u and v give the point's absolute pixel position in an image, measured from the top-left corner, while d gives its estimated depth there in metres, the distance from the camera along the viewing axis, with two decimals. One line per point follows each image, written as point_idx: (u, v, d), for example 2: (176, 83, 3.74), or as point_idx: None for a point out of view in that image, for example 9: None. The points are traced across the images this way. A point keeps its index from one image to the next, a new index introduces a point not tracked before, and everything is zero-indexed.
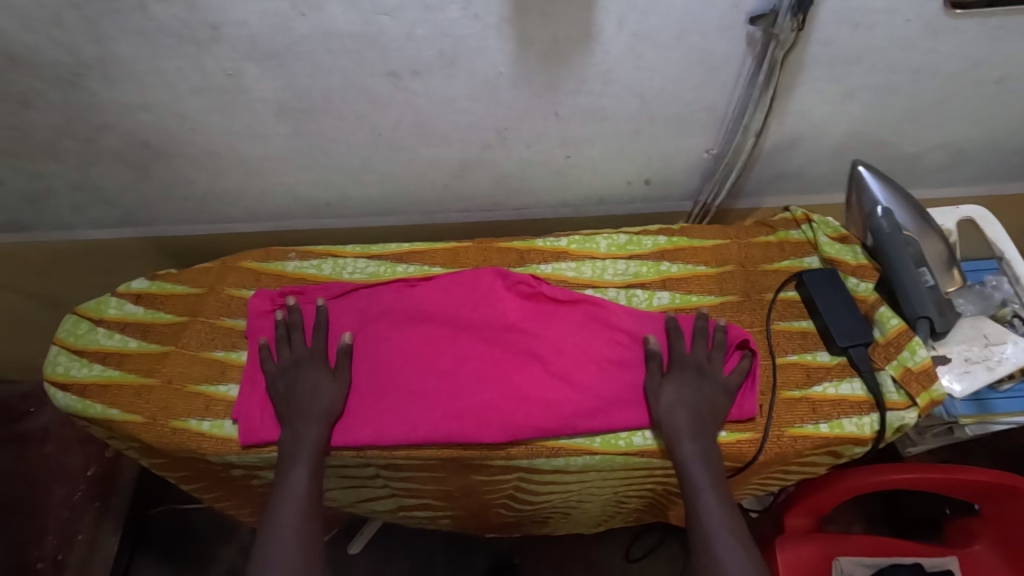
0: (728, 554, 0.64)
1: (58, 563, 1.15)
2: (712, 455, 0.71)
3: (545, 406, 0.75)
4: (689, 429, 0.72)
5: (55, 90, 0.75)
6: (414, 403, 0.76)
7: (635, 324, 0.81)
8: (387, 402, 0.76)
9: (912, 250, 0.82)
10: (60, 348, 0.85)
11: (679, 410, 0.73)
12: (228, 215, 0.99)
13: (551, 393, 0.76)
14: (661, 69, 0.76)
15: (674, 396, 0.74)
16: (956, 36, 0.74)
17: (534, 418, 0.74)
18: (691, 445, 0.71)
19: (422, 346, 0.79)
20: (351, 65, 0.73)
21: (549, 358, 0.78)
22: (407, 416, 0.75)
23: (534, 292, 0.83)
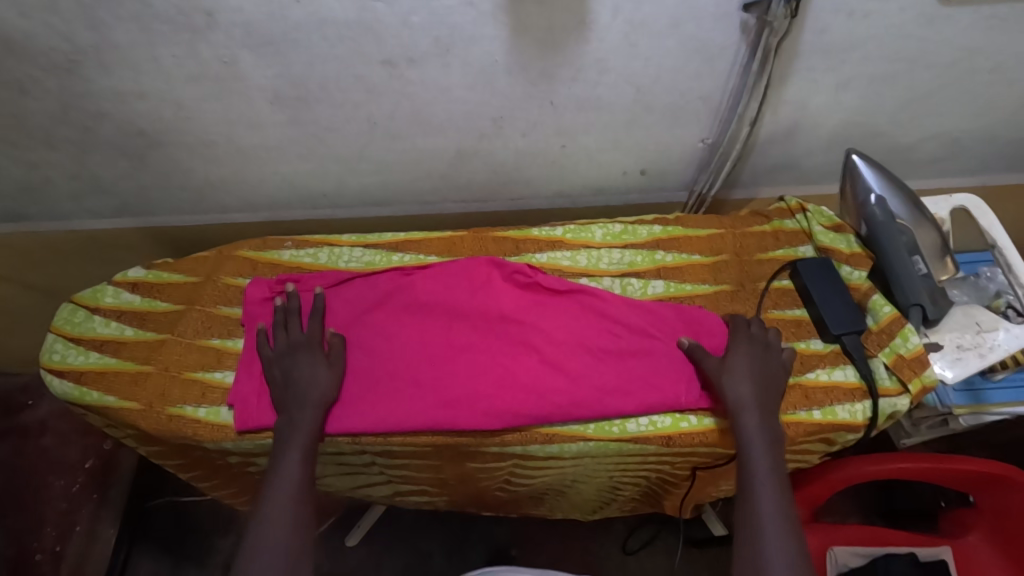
0: (776, 530, 0.63)
1: (57, 554, 1.17)
2: (773, 436, 0.69)
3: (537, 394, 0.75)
4: (755, 406, 0.70)
5: (51, 77, 0.75)
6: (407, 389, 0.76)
7: (634, 314, 0.81)
8: (381, 388, 0.76)
9: (905, 238, 0.82)
10: (57, 336, 0.85)
11: (743, 388, 0.71)
12: (225, 205, 1.00)
13: (548, 382, 0.76)
14: (655, 58, 0.76)
15: (737, 374, 0.72)
16: (950, 25, 0.75)
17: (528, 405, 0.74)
18: (756, 423, 0.69)
19: (422, 336, 0.80)
20: (346, 53, 0.73)
21: (546, 347, 0.78)
22: (401, 402, 0.75)
23: (532, 282, 0.83)
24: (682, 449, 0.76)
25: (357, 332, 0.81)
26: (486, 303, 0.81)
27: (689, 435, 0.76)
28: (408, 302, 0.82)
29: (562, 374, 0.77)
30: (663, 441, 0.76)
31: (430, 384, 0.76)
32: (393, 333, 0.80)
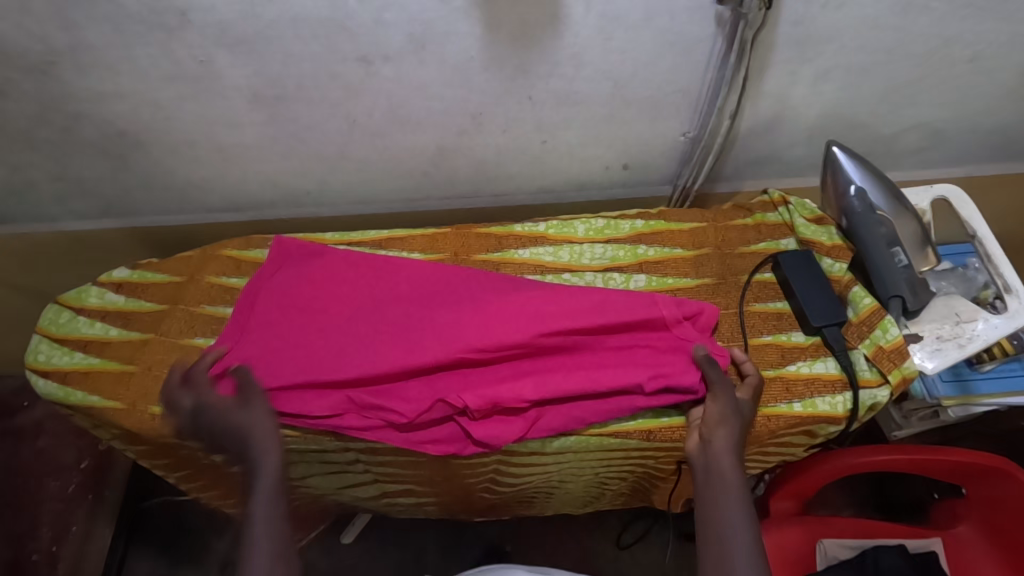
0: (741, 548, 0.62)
1: (53, 555, 1.17)
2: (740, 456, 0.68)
3: (496, 433, 0.72)
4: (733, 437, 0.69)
5: (29, 79, 0.75)
6: (338, 356, 0.76)
7: (586, 306, 0.78)
8: (309, 354, 0.77)
9: (886, 229, 0.82)
10: (42, 337, 0.86)
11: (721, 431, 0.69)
12: (210, 205, 1.00)
13: (505, 328, 0.75)
14: (631, 52, 0.76)
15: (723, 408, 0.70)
16: (925, 15, 0.75)
17: (493, 381, 0.74)
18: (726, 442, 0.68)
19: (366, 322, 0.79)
20: (321, 51, 0.73)
21: (494, 309, 0.78)
22: (335, 363, 0.76)
23: (453, 274, 0.84)
24: (663, 444, 0.76)
25: (292, 316, 0.81)
26: (419, 295, 0.82)
27: (670, 430, 0.76)
28: (338, 297, 0.82)
29: (518, 320, 0.76)
30: (644, 435, 0.76)
31: (392, 356, 0.75)
32: (334, 318, 0.80)
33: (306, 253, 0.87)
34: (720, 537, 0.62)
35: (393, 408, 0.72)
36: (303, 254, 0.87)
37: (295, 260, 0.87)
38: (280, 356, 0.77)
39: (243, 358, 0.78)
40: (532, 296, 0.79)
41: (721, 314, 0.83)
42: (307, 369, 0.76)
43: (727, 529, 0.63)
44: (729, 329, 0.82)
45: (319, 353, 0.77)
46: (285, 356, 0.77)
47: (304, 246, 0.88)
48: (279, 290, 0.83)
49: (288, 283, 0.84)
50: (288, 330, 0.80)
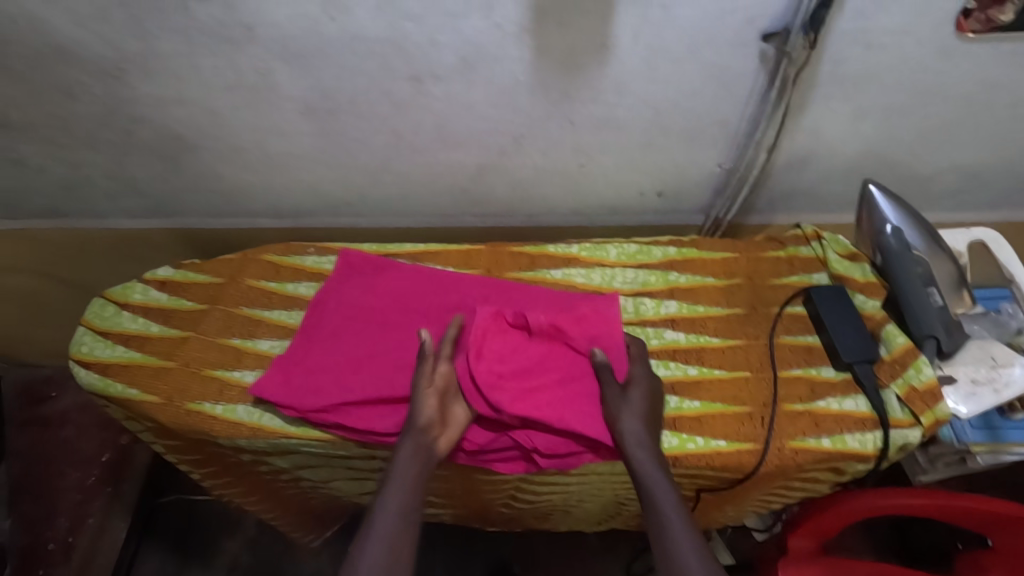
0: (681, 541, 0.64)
1: (68, 545, 1.19)
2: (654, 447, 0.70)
3: (565, 460, 0.73)
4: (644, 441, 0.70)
5: (99, 83, 0.80)
6: (409, 373, 0.78)
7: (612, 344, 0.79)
8: (384, 372, 0.78)
9: (920, 269, 0.82)
10: (86, 330, 0.89)
11: (635, 423, 0.71)
12: (252, 210, 1.03)
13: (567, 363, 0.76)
14: (674, 83, 0.78)
15: (623, 403, 0.72)
16: (968, 59, 0.76)
17: (543, 405, 0.72)
18: (637, 436, 0.70)
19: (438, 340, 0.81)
20: (375, 67, 0.76)
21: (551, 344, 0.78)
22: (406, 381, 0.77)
23: (517, 292, 0.86)
24: (687, 471, 0.76)
25: (364, 331, 0.83)
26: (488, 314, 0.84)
27: (695, 457, 0.75)
28: (409, 314, 0.84)
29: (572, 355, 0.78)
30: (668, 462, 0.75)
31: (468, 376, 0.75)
32: (405, 334, 0.82)
33: (370, 266, 0.90)
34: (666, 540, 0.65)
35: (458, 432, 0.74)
36: (368, 268, 0.90)
37: (346, 274, 0.89)
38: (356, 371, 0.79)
39: (320, 372, 0.79)
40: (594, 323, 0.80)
41: (750, 344, 0.84)
42: (383, 387, 0.77)
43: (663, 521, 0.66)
44: (758, 359, 0.82)
45: (389, 368, 0.79)
46: (360, 372, 0.79)
47: (371, 260, 0.90)
48: (347, 303, 0.86)
49: (354, 298, 0.86)
50: (364, 345, 0.82)
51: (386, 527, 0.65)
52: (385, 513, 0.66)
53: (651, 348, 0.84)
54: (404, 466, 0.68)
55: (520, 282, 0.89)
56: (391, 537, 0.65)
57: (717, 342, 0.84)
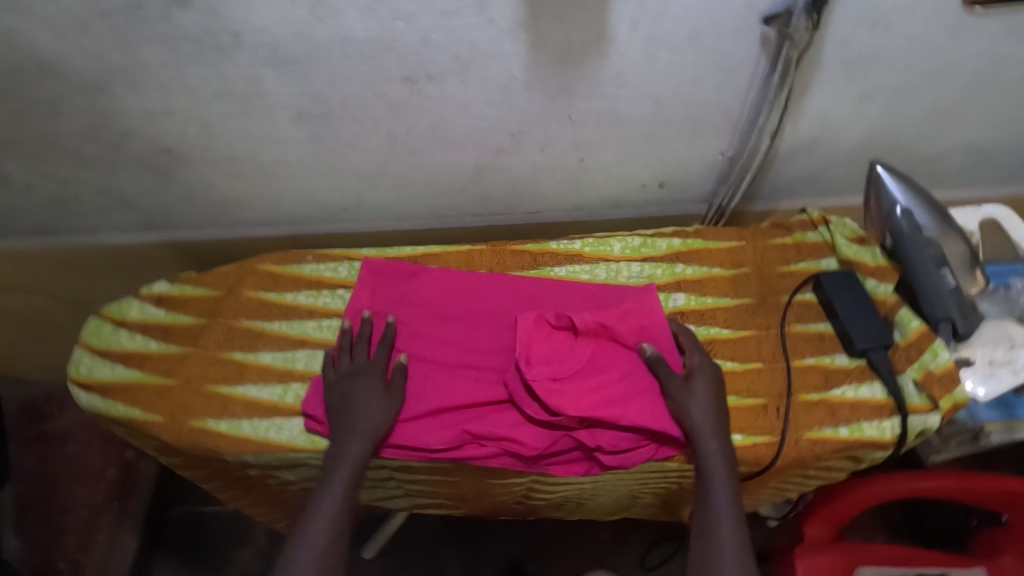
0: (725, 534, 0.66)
1: (78, 564, 1.18)
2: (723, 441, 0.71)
3: (627, 457, 0.73)
4: (711, 433, 0.71)
5: (84, 97, 0.77)
6: (461, 381, 0.78)
7: (660, 337, 0.79)
8: (434, 384, 0.78)
9: (932, 250, 0.80)
10: (84, 349, 0.87)
11: (698, 416, 0.71)
12: (246, 219, 1.01)
13: (617, 359, 0.77)
14: (674, 72, 0.76)
15: (691, 398, 0.72)
16: (976, 35, 0.74)
17: (601, 404, 0.73)
18: (706, 433, 0.71)
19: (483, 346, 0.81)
20: (367, 70, 0.74)
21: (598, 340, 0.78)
22: (459, 391, 0.77)
23: (549, 289, 0.85)
24: None
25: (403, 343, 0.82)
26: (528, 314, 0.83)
27: None
28: (447, 321, 0.83)
29: (621, 349, 0.78)
30: (684, 457, 0.75)
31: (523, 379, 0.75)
32: (446, 343, 0.82)
33: (398, 275, 0.88)
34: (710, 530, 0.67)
35: (520, 439, 0.73)
36: (396, 277, 0.88)
37: (370, 282, 0.87)
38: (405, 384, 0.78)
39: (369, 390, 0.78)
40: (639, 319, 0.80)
41: (761, 336, 0.82)
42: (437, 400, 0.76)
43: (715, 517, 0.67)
44: (770, 350, 0.81)
45: (439, 379, 0.78)
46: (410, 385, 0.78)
47: (396, 266, 0.88)
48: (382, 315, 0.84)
49: (388, 310, 0.85)
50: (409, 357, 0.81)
51: (326, 517, 0.68)
52: (327, 503, 0.68)
53: None
54: (346, 461, 0.70)
55: (526, 276, 0.88)
56: (333, 517, 0.68)
57: (728, 334, 0.82)
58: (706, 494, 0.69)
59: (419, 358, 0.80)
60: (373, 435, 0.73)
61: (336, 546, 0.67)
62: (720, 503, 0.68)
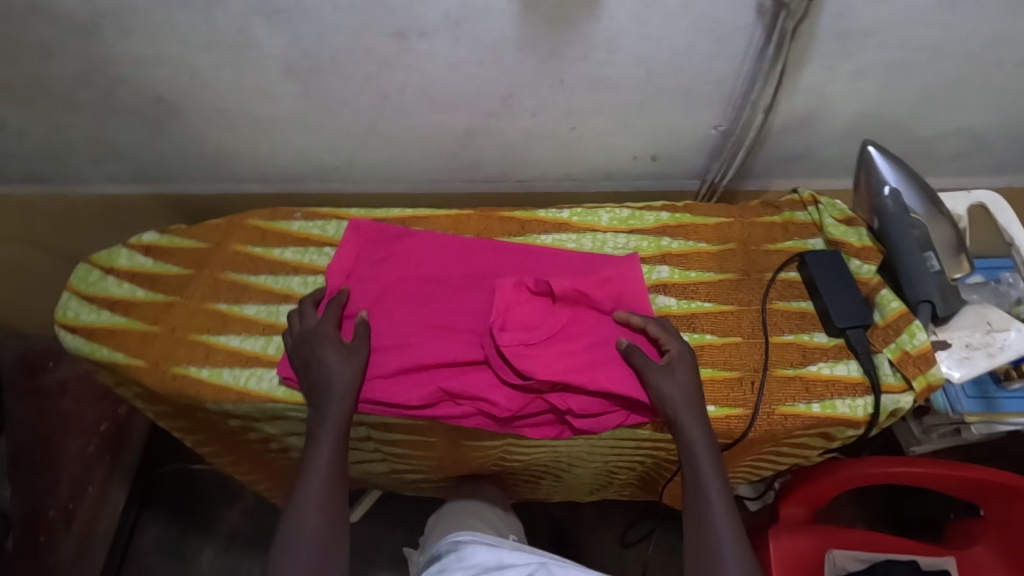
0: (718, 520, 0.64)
1: (69, 512, 1.20)
2: (705, 421, 0.69)
3: (598, 420, 0.73)
4: (693, 413, 0.69)
5: (74, 40, 0.77)
6: (435, 341, 0.78)
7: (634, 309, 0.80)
8: (407, 343, 0.77)
9: (918, 233, 0.79)
10: (72, 294, 0.88)
11: (675, 390, 0.70)
12: (238, 175, 1.02)
13: (591, 329, 0.78)
14: (667, 38, 0.75)
15: (668, 374, 0.71)
16: (974, 13, 0.73)
17: (573, 368, 0.73)
18: (688, 418, 0.69)
19: (459, 309, 0.81)
20: (358, 23, 0.74)
21: (575, 309, 0.79)
22: (432, 350, 0.76)
23: (527, 257, 0.86)
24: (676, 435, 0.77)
25: (380, 304, 0.81)
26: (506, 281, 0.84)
27: None
28: (425, 283, 0.83)
29: (596, 319, 0.79)
30: (657, 426, 0.76)
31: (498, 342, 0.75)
32: (423, 304, 0.82)
33: (384, 238, 0.88)
34: (701, 515, 0.65)
35: (491, 400, 0.73)
36: (381, 239, 0.88)
37: (352, 240, 0.88)
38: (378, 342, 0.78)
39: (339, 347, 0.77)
40: (615, 290, 0.81)
41: (742, 311, 0.82)
42: (409, 359, 0.76)
43: (707, 504, 0.65)
44: (750, 325, 0.81)
45: (414, 338, 0.78)
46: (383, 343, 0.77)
47: (382, 229, 0.89)
48: (360, 276, 0.84)
49: (368, 271, 0.84)
50: (384, 316, 0.80)
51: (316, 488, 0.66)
52: (314, 475, 0.67)
53: None
54: (328, 425, 0.69)
55: (513, 241, 0.88)
56: (323, 491, 0.66)
57: (709, 308, 0.82)
58: (695, 478, 0.66)
59: (395, 318, 0.80)
60: (350, 397, 0.71)
61: (332, 517, 0.66)
62: (709, 487, 0.66)
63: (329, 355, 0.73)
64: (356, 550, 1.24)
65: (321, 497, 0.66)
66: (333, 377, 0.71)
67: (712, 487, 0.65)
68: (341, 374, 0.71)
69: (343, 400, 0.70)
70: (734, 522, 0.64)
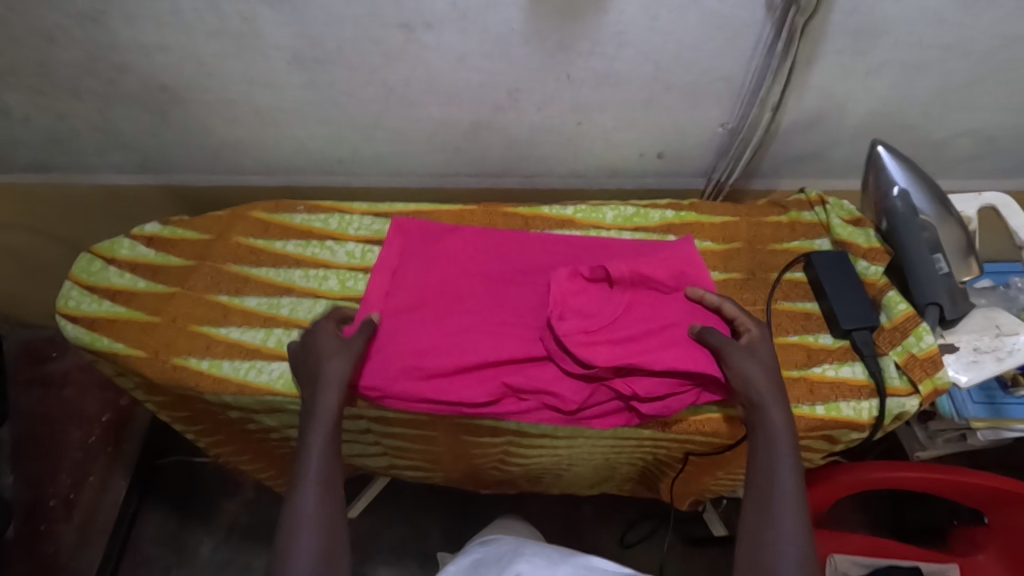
0: (784, 512, 0.58)
1: (70, 501, 1.19)
2: (782, 404, 0.65)
3: (666, 403, 0.70)
4: (768, 396, 0.65)
5: (80, 27, 0.77)
6: (495, 334, 0.75)
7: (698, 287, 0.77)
8: (467, 338, 0.75)
9: (927, 234, 0.79)
10: (74, 284, 0.88)
11: (751, 370, 0.67)
12: (242, 167, 1.01)
13: (654, 309, 0.75)
14: (676, 34, 0.74)
15: (745, 356, 0.68)
16: (989, 11, 0.71)
17: (638, 351, 0.70)
18: (772, 399, 0.65)
19: (519, 302, 0.79)
20: (364, 14, 0.73)
21: (634, 290, 0.76)
22: (492, 344, 0.74)
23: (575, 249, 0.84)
24: (678, 434, 0.75)
25: (435, 298, 0.79)
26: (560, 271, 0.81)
27: (684, 420, 0.74)
28: (475, 276, 0.81)
29: (656, 298, 0.76)
30: (659, 425, 0.74)
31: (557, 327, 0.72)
32: (480, 297, 0.79)
33: (428, 235, 0.86)
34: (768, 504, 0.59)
35: (559, 394, 0.71)
36: (425, 236, 0.86)
37: (393, 236, 0.86)
38: (434, 336, 0.75)
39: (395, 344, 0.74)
40: (670, 273, 0.77)
41: (747, 310, 0.81)
42: (472, 354, 0.73)
43: (772, 490, 0.59)
44: None
45: (475, 333, 0.75)
46: (442, 338, 0.75)
47: (426, 227, 0.87)
48: (409, 270, 0.81)
49: (417, 267, 0.82)
50: (440, 311, 0.78)
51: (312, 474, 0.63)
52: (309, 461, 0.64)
53: None
54: (322, 410, 0.66)
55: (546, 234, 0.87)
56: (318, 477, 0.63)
57: None
58: (769, 466, 0.61)
59: (452, 312, 0.78)
60: (344, 380, 0.68)
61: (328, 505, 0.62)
62: (780, 474, 0.61)
63: (325, 341, 0.71)
64: (354, 545, 1.24)
65: (319, 483, 0.62)
66: (326, 362, 0.69)
67: (785, 474, 0.60)
68: (334, 359, 0.70)
69: (340, 384, 0.68)
70: (800, 514, 0.58)
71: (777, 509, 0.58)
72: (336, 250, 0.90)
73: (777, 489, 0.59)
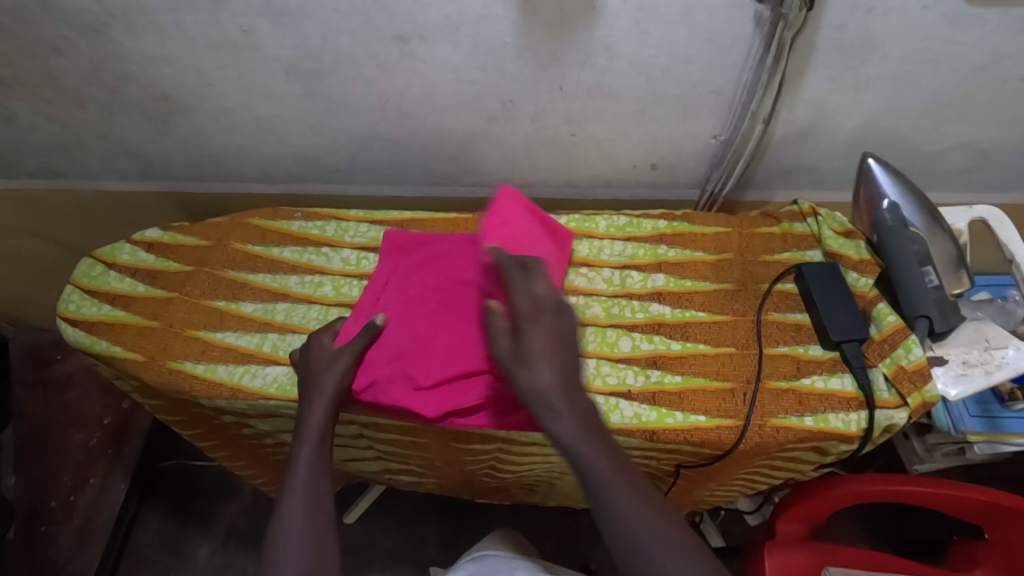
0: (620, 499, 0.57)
1: (70, 503, 1.22)
2: (579, 399, 0.62)
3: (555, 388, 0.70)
4: (556, 391, 0.61)
5: (84, 38, 0.79)
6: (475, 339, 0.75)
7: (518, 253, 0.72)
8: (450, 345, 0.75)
9: (916, 247, 0.79)
10: (75, 288, 0.89)
11: (546, 366, 0.62)
12: (242, 174, 1.03)
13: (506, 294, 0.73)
14: (667, 47, 0.75)
15: (535, 354, 0.62)
16: (978, 27, 0.72)
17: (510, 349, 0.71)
18: (559, 397, 0.61)
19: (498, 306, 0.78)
20: (360, 27, 0.75)
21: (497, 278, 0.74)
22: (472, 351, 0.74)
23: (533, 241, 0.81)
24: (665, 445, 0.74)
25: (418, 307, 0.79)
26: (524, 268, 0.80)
27: (673, 432, 0.74)
28: (457, 281, 0.81)
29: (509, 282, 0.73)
30: (646, 435, 0.73)
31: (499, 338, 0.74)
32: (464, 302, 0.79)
33: (416, 244, 0.85)
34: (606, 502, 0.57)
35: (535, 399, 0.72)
36: (416, 245, 0.86)
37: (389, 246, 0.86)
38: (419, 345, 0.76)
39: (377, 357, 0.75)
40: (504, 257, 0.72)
41: (737, 321, 0.82)
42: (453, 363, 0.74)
43: (599, 482, 0.58)
44: (744, 336, 0.80)
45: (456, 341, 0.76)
46: (426, 346, 0.76)
47: (416, 236, 0.86)
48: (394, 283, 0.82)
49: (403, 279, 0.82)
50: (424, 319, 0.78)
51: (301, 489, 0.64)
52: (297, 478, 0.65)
53: (637, 321, 0.82)
54: (311, 426, 0.67)
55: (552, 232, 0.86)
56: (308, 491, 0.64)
57: (703, 317, 0.82)
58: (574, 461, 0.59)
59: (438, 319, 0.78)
60: (336, 395, 0.69)
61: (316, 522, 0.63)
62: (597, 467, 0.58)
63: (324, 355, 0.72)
64: (350, 551, 1.24)
65: (308, 501, 0.64)
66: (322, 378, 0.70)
67: (604, 465, 0.59)
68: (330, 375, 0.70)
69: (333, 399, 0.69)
70: (636, 495, 0.58)
71: (612, 501, 0.57)
72: (332, 257, 0.91)
73: (604, 481, 0.58)
